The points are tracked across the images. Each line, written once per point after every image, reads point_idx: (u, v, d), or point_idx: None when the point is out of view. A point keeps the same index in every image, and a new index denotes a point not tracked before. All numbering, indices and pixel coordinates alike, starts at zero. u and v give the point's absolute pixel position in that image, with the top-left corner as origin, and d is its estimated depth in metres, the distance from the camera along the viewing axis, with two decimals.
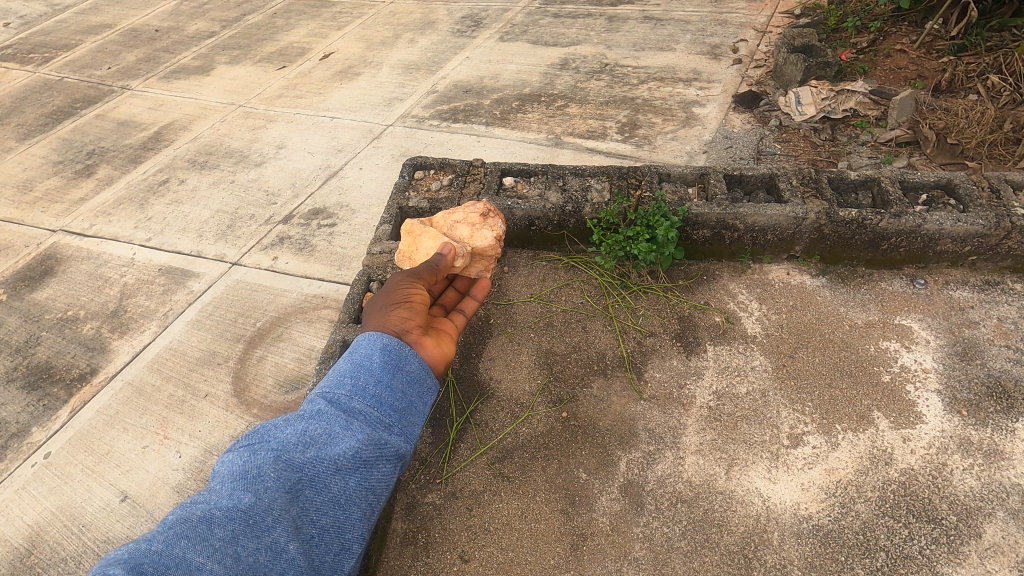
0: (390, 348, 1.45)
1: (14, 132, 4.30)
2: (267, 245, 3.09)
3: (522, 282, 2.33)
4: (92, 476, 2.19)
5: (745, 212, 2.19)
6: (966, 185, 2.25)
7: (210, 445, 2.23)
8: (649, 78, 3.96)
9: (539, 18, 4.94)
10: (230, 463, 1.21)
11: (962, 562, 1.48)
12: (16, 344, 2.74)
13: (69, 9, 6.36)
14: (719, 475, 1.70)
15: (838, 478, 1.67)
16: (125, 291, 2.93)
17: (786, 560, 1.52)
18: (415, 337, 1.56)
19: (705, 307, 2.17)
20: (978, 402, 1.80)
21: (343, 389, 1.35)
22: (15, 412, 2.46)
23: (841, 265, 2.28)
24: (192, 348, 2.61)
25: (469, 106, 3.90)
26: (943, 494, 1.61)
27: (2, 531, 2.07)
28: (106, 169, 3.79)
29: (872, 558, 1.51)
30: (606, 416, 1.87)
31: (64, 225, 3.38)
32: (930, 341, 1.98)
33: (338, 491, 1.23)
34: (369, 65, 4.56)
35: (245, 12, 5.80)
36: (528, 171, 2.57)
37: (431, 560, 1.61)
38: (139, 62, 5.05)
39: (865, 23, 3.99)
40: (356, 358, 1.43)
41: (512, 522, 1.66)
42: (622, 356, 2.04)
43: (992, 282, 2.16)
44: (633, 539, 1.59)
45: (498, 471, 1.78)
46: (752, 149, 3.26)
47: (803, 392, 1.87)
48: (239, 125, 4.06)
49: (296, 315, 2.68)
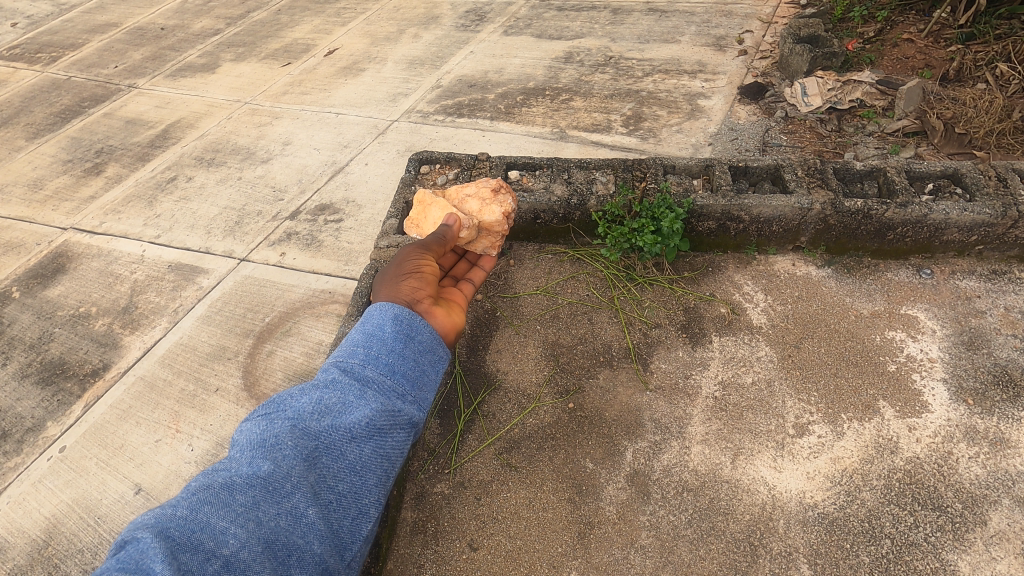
0: (401, 319, 1.47)
1: (24, 131, 4.34)
2: (275, 241, 3.11)
3: (528, 275, 2.35)
4: (106, 470, 2.23)
5: (751, 203, 2.19)
6: (972, 174, 2.25)
7: (222, 439, 2.26)
8: (654, 70, 3.95)
9: (544, 12, 4.94)
10: (247, 432, 1.21)
11: (967, 549, 1.49)
12: (30, 341, 2.79)
13: (75, 8, 6.39)
14: (725, 464, 1.71)
15: (844, 467, 1.68)
16: (136, 288, 2.97)
17: (791, 548, 1.54)
18: (426, 307, 1.59)
19: (710, 298, 2.18)
20: (984, 391, 1.80)
21: (356, 358, 1.36)
22: (30, 407, 2.50)
23: (846, 256, 2.28)
24: (202, 343, 2.64)
25: (474, 101, 3.91)
26: (948, 482, 1.62)
27: (20, 522, 2.12)
28: (115, 168, 3.83)
29: (877, 546, 1.52)
30: (612, 406, 1.89)
31: (75, 223, 3.42)
32: (936, 331, 1.98)
33: (354, 458, 1.25)
34: (374, 61, 4.57)
35: (250, 9, 5.82)
36: (533, 165, 2.57)
37: (441, 548, 1.64)
38: (145, 61, 5.08)
39: (871, 12, 3.96)
40: (369, 328, 1.44)
41: (520, 511, 1.68)
42: (628, 347, 2.05)
43: (999, 272, 2.16)
44: (639, 527, 1.61)
45: (506, 461, 1.80)
46: (757, 140, 3.25)
47: (809, 381, 1.88)
48: (246, 122, 4.09)
49: (304, 310, 2.71)
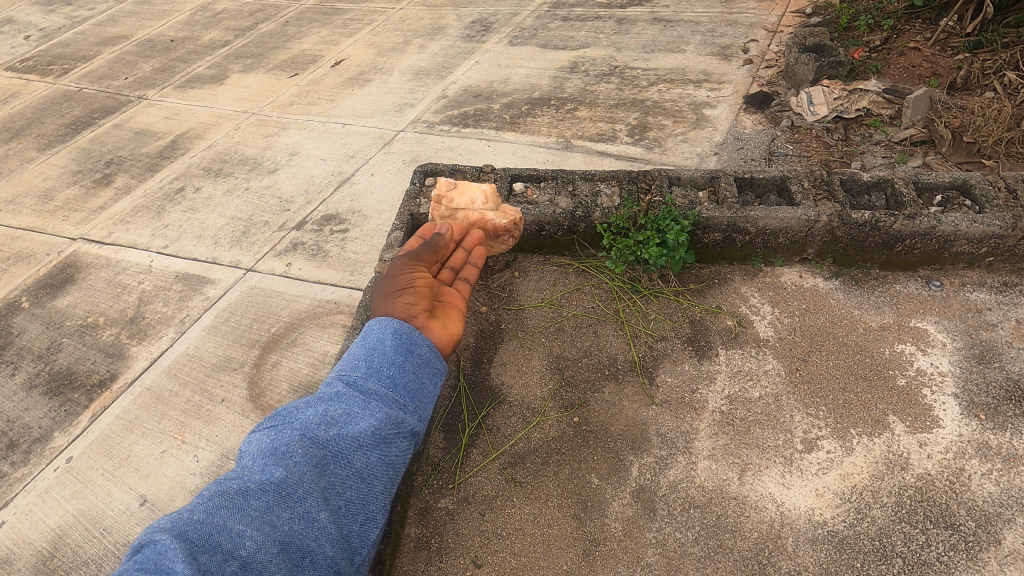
0: (401, 332, 1.48)
1: (35, 142, 4.40)
2: (280, 251, 3.13)
3: (533, 286, 2.35)
4: (113, 481, 2.24)
5: (757, 215, 2.18)
6: (982, 185, 2.22)
7: (226, 450, 2.26)
8: (659, 80, 3.96)
9: (548, 22, 4.96)
10: (257, 442, 1.22)
11: (980, 569, 1.46)
12: (38, 351, 2.80)
13: (87, 20, 6.48)
14: (732, 480, 1.69)
15: (853, 484, 1.65)
16: (143, 298, 2.98)
17: (801, 566, 1.51)
18: (422, 321, 1.59)
19: (716, 311, 2.16)
20: (996, 406, 1.78)
21: (359, 371, 1.37)
22: (38, 417, 2.51)
23: (854, 267, 2.26)
24: (208, 354, 2.65)
25: (479, 111, 3.93)
26: (960, 500, 1.59)
27: (25, 534, 2.12)
28: (124, 178, 3.87)
29: (888, 565, 1.50)
30: (617, 421, 1.87)
31: (84, 233, 3.45)
32: (946, 344, 1.96)
33: (361, 466, 1.24)
34: (380, 71, 4.61)
35: (258, 21, 5.88)
36: (538, 176, 2.57)
37: (444, 565, 1.63)
38: (155, 72, 5.14)
39: (877, 21, 3.94)
40: (369, 341, 1.45)
41: (525, 527, 1.67)
42: (633, 360, 2.04)
43: (1011, 283, 2.13)
44: (645, 544, 1.60)
45: (510, 476, 1.79)
46: (763, 150, 3.24)
47: (817, 396, 1.86)
48: (253, 132, 4.12)
49: (310, 321, 2.71)
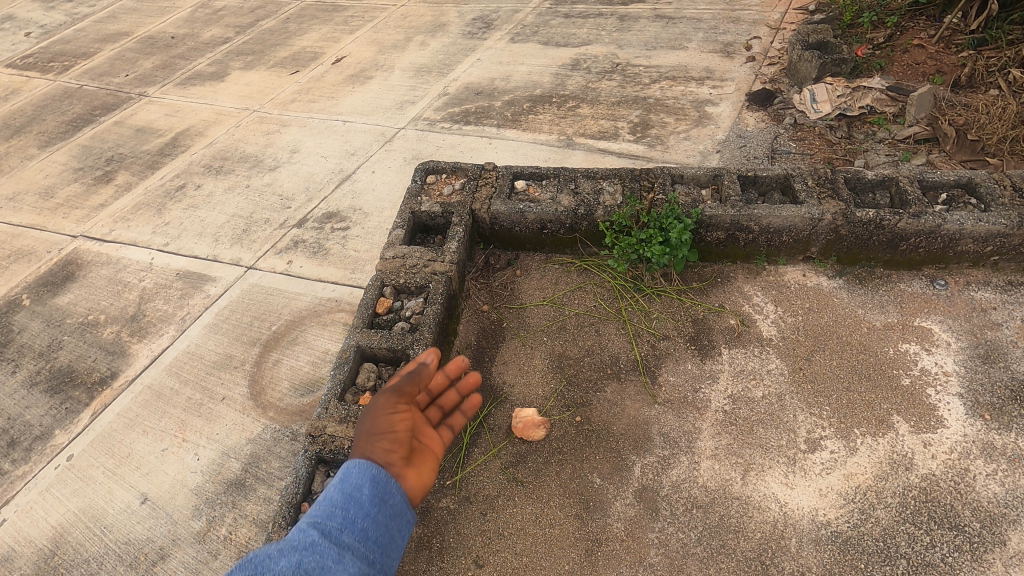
0: (380, 479, 1.23)
1: (36, 139, 4.39)
2: (281, 248, 3.12)
3: (534, 285, 2.35)
4: (113, 479, 2.23)
5: (761, 214, 2.16)
6: (987, 184, 2.20)
7: (227, 449, 2.25)
8: (661, 77, 3.94)
9: (550, 19, 4.94)
10: None
11: (985, 570, 1.45)
12: (39, 348, 2.80)
13: (87, 17, 6.46)
14: (735, 480, 1.68)
15: (857, 484, 1.64)
16: (144, 296, 2.98)
17: (805, 567, 1.50)
18: (398, 469, 1.32)
19: (719, 310, 2.15)
20: (1001, 406, 1.76)
21: (334, 520, 1.10)
22: (38, 415, 2.51)
23: (858, 266, 2.25)
24: (209, 352, 2.64)
25: (481, 108, 3.91)
26: (966, 500, 1.57)
27: (26, 532, 2.12)
28: (124, 175, 3.86)
29: (892, 566, 1.48)
30: (620, 421, 1.86)
31: (85, 230, 3.44)
32: (951, 343, 1.95)
33: None
34: (381, 68, 4.59)
35: (259, 18, 5.86)
36: (540, 175, 2.56)
37: (446, 565, 1.62)
38: (155, 69, 5.13)
39: (881, 18, 3.91)
40: (345, 487, 1.18)
41: (527, 527, 1.66)
42: (635, 359, 2.03)
43: (1016, 282, 2.12)
44: (648, 544, 1.59)
45: (512, 476, 1.78)
46: (766, 148, 3.22)
47: (821, 396, 1.84)
48: (254, 129, 4.10)
49: (311, 319, 2.70)
